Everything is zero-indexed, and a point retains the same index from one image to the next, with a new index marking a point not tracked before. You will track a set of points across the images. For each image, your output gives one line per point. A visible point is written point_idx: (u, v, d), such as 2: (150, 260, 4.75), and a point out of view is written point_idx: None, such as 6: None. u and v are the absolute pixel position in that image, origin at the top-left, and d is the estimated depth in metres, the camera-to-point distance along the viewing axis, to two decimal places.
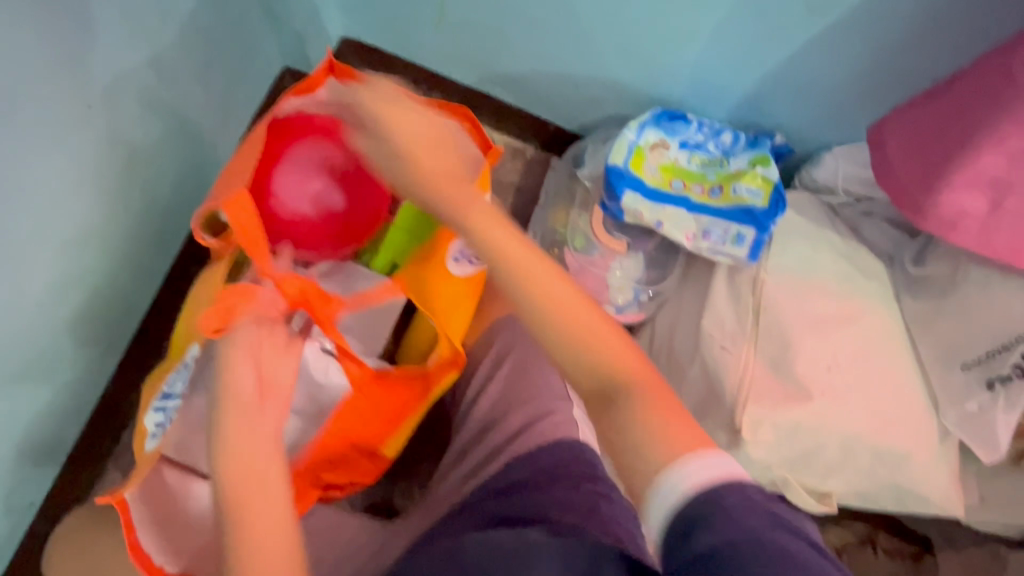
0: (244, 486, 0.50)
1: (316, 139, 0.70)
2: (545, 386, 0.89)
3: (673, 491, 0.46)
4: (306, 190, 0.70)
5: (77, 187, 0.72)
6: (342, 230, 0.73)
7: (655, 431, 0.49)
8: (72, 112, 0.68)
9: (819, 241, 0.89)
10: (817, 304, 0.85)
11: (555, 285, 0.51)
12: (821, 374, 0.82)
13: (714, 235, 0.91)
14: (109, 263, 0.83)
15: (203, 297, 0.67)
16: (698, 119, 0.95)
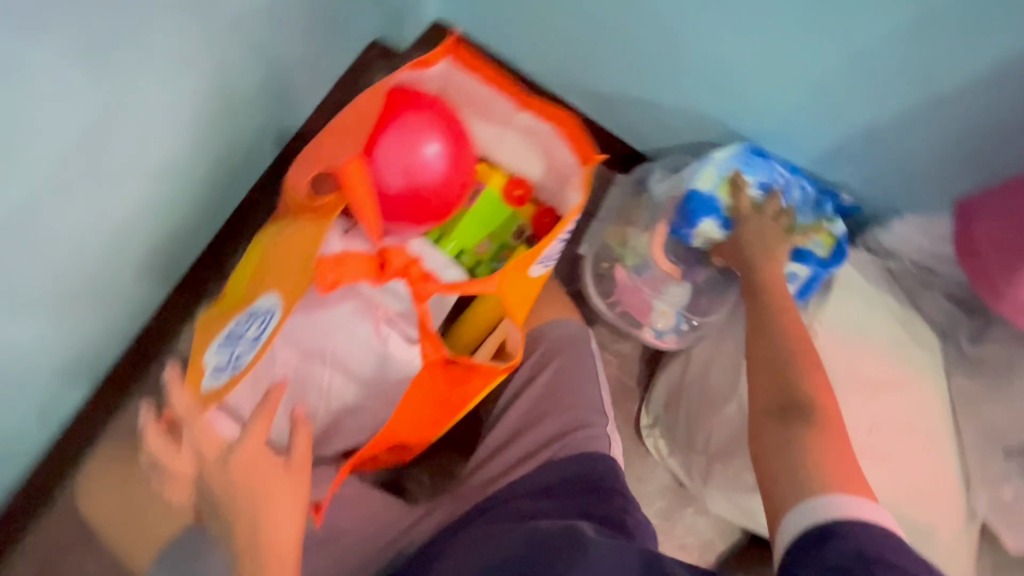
0: (260, 514, 0.55)
1: (420, 116, 0.69)
2: (582, 399, 0.88)
3: (821, 509, 0.52)
4: (398, 164, 0.69)
5: (173, 123, 0.73)
6: (429, 207, 0.72)
7: (827, 463, 0.56)
8: (186, 50, 0.69)
9: (877, 305, 0.89)
10: (869, 365, 0.85)
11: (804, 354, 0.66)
12: (861, 435, 0.82)
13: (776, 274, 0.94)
14: (182, 200, 0.84)
15: (290, 252, 0.67)
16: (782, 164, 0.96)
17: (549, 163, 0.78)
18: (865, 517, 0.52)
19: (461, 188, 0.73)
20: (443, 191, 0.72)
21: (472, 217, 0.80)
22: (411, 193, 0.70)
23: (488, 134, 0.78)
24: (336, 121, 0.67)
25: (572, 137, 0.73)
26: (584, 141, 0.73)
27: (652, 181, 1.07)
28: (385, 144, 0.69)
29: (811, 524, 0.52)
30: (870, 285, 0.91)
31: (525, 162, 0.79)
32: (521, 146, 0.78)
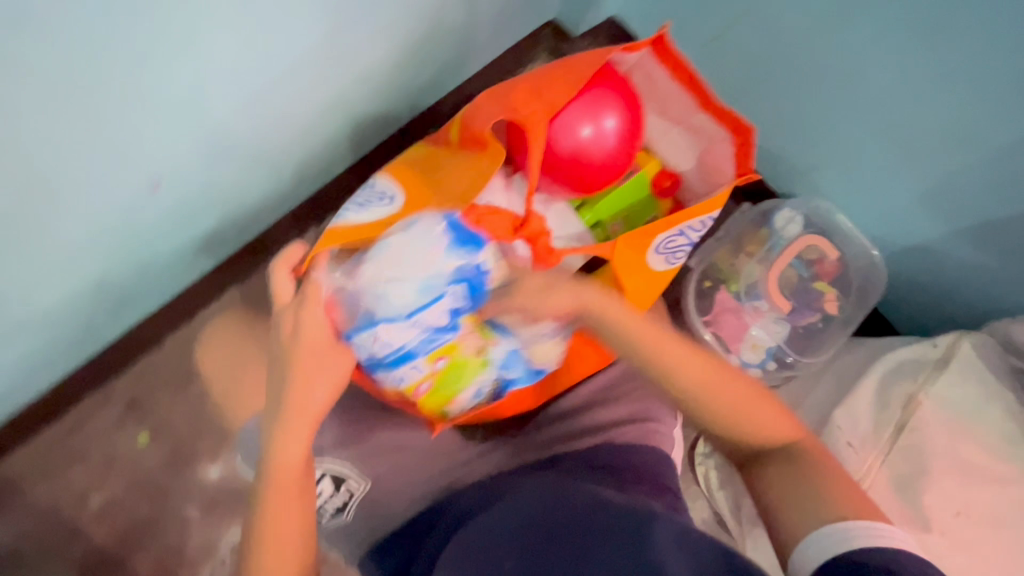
0: (282, 400, 0.62)
1: (609, 93, 0.75)
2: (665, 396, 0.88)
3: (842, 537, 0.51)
4: (579, 129, 0.75)
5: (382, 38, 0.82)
6: (590, 176, 0.77)
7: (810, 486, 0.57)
8: None
9: (995, 394, 0.86)
10: (973, 454, 0.82)
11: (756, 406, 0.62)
12: (947, 515, 0.79)
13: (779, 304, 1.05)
14: (358, 112, 0.92)
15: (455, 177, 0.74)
16: None
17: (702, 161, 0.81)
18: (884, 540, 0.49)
19: (620, 163, 0.78)
20: (607, 162, 0.77)
21: (620, 194, 0.82)
22: (577, 159, 0.76)
23: (653, 124, 0.84)
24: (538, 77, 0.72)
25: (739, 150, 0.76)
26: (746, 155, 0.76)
27: (777, 215, 1.08)
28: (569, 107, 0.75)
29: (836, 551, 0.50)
30: (990, 371, 0.87)
31: (677, 156, 0.83)
32: (682, 142, 0.82)
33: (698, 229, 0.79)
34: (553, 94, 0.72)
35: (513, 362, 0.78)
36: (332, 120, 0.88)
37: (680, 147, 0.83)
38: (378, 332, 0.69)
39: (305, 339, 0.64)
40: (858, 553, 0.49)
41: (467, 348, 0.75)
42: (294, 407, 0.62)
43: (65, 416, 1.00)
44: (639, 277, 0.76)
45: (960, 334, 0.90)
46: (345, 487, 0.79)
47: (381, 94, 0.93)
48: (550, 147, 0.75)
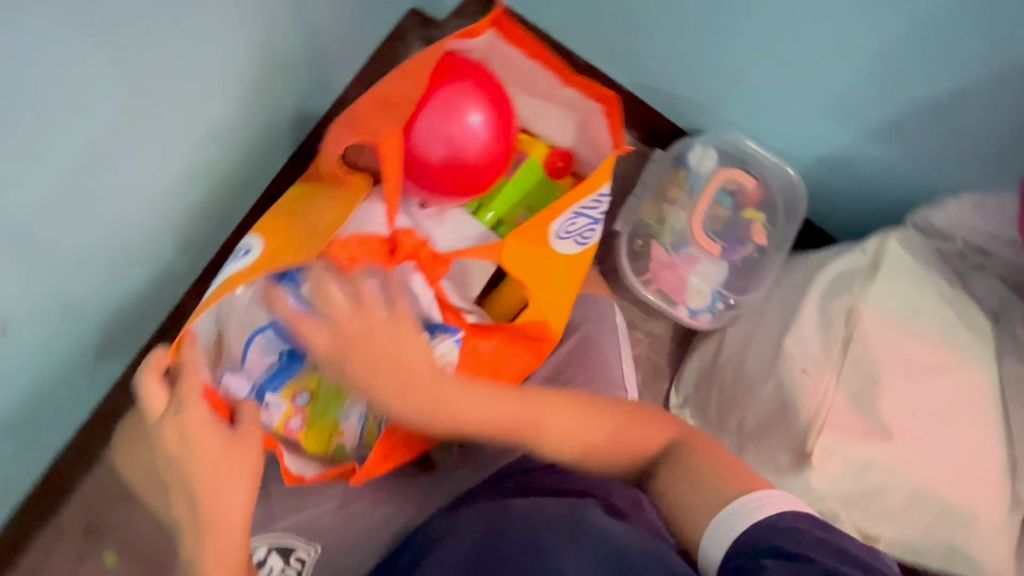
0: (193, 517, 0.55)
1: (465, 87, 0.69)
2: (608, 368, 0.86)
3: (738, 521, 0.49)
4: (441, 135, 0.69)
5: (217, 90, 0.73)
6: (470, 181, 0.72)
7: (699, 475, 0.54)
8: (231, 13, 0.69)
9: (926, 286, 0.87)
10: (917, 349, 0.83)
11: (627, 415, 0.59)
12: (904, 416, 0.81)
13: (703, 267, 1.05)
14: (224, 169, 0.84)
15: (321, 215, 0.66)
16: None
17: (584, 137, 0.77)
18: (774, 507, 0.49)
19: (498, 160, 0.72)
20: (484, 163, 0.71)
21: (513, 185, 0.78)
22: (449, 167, 0.70)
23: (528, 105, 0.78)
24: (384, 90, 0.65)
25: (613, 120, 0.72)
26: (622, 127, 0.72)
27: (690, 156, 1.06)
28: (425, 113, 0.69)
29: (737, 531, 0.48)
30: (916, 263, 0.88)
31: (562, 133, 0.78)
32: (563, 117, 0.77)
33: (598, 206, 0.74)
34: (406, 103, 0.65)
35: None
36: (197, 187, 0.80)
37: (558, 126, 0.78)
38: (232, 378, 0.67)
39: (198, 440, 0.56)
40: (748, 532, 0.48)
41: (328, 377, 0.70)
42: (211, 517, 0.54)
43: (19, 561, 0.94)
44: (543, 268, 0.71)
45: (885, 234, 0.90)
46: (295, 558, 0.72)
47: (245, 142, 0.85)
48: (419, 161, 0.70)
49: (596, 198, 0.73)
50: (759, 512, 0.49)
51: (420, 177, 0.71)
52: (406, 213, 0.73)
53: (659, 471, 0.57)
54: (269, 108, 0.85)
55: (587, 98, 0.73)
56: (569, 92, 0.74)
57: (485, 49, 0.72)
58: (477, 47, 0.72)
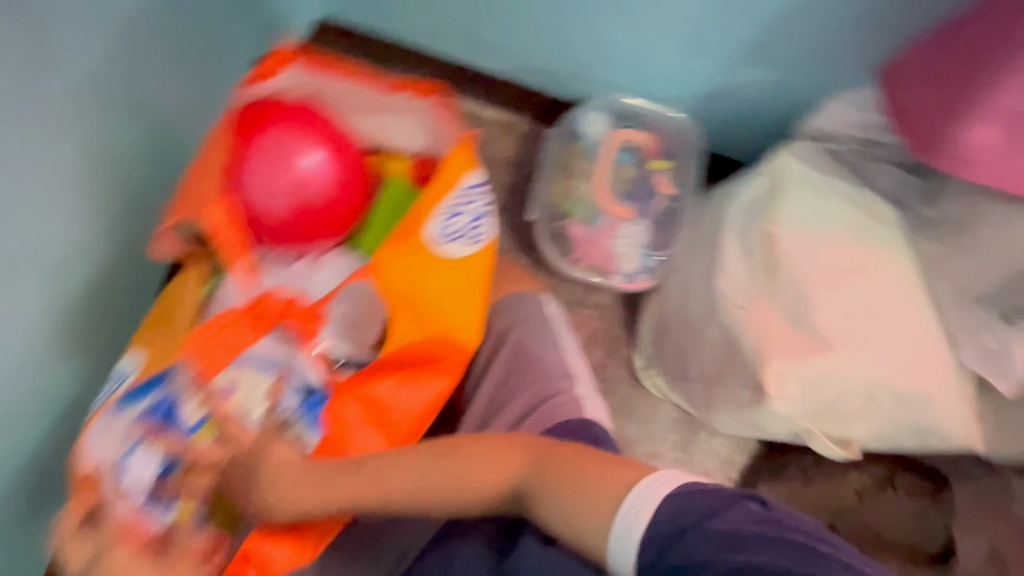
0: None
1: (294, 136, 0.73)
2: (545, 363, 0.89)
3: (636, 513, 0.54)
4: (285, 186, 0.72)
5: (61, 206, 0.72)
6: (330, 216, 0.75)
7: (581, 483, 0.58)
8: (42, 127, 0.67)
9: (828, 190, 0.87)
10: (834, 255, 0.84)
11: (481, 453, 0.62)
12: (838, 322, 0.82)
13: (625, 233, 1.04)
14: (106, 278, 0.82)
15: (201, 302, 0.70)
16: None
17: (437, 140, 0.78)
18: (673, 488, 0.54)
19: (349, 192, 0.75)
20: (334, 197, 0.74)
21: (383, 209, 0.79)
22: (302, 212, 0.74)
23: (371, 129, 0.81)
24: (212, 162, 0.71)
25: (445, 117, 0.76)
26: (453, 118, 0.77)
27: (580, 125, 1.06)
28: (256, 171, 0.72)
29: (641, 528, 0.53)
30: (817, 171, 0.89)
31: (415, 142, 0.80)
32: (408, 127, 0.80)
33: (471, 201, 0.77)
34: (226, 167, 0.72)
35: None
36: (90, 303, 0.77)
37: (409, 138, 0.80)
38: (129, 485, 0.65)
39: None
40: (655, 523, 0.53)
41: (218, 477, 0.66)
42: None
43: None
44: (436, 277, 0.74)
45: (778, 152, 0.91)
46: None
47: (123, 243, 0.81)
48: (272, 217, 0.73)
49: (460, 194, 0.75)
50: (656, 495, 0.54)
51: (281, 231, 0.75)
52: (280, 269, 0.74)
53: (530, 497, 0.60)
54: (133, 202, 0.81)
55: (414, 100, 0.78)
56: (398, 99, 0.79)
57: (302, 86, 0.78)
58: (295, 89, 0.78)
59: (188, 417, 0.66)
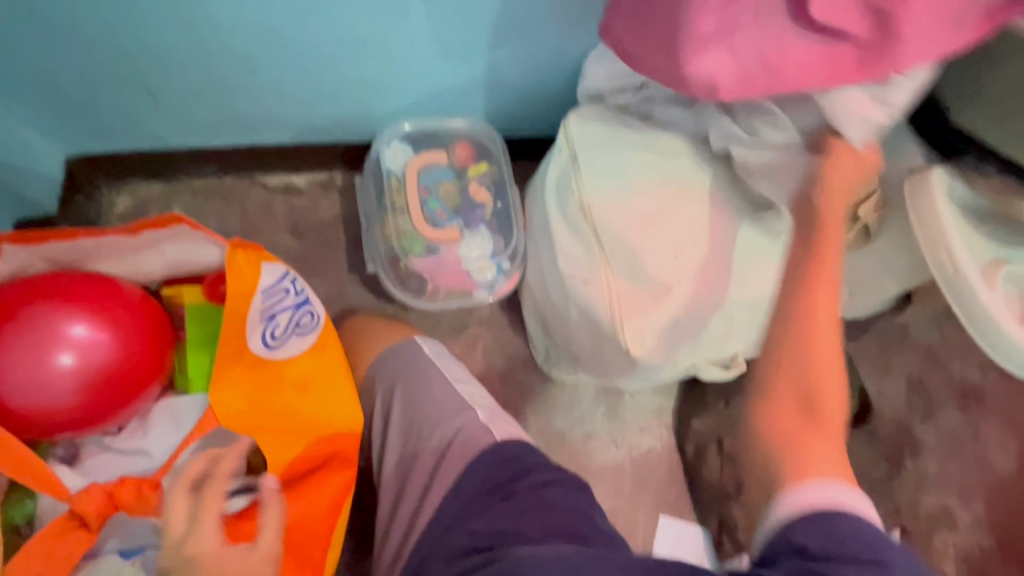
0: None
1: (41, 308, 0.59)
2: (435, 405, 0.84)
3: (789, 503, 0.56)
4: (51, 369, 0.58)
5: None
6: (131, 381, 0.63)
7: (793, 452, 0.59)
8: None
9: (621, 143, 0.90)
10: (644, 201, 0.87)
11: (818, 361, 0.60)
12: (671, 262, 0.85)
13: (468, 251, 1.02)
14: None
15: None
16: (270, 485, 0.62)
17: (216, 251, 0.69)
18: (840, 506, 0.55)
19: (141, 343, 0.64)
20: (126, 359, 0.62)
21: (196, 340, 0.69)
22: (92, 388, 0.60)
23: (142, 263, 0.68)
24: None
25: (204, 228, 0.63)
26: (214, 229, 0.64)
27: (386, 160, 1.03)
28: (4, 368, 0.57)
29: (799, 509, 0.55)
30: (603, 126, 0.90)
31: (198, 259, 0.69)
32: (183, 248, 0.68)
33: (283, 293, 0.67)
34: None
35: None
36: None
37: (188, 258, 0.69)
38: None
39: None
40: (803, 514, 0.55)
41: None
42: None
43: None
44: (278, 386, 0.67)
45: (564, 125, 0.91)
46: None
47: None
48: (54, 415, 0.59)
49: (265, 293, 0.66)
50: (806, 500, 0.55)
51: (73, 423, 0.60)
52: (107, 451, 0.64)
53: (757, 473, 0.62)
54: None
55: (164, 226, 0.63)
56: (150, 234, 0.64)
57: (27, 260, 0.62)
58: (19, 265, 0.62)
59: None
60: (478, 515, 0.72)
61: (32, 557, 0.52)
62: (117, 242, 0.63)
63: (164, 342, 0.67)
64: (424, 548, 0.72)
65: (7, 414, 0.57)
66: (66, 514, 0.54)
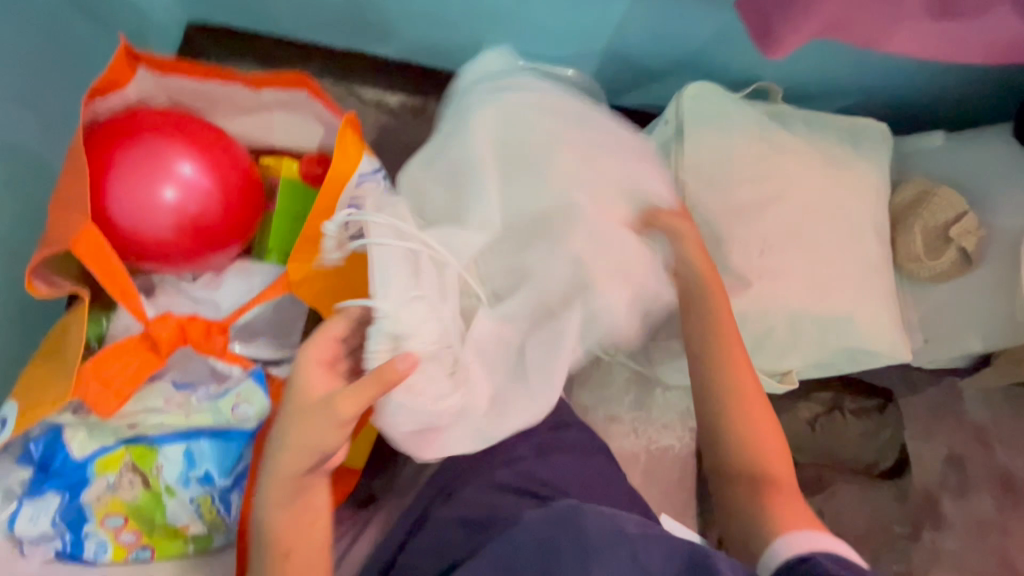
0: None
1: (158, 139, 0.61)
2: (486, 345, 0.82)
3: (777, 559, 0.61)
4: (155, 199, 0.60)
5: None
6: (223, 232, 0.65)
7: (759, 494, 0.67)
8: None
9: (733, 126, 0.86)
10: (743, 191, 0.84)
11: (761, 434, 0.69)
12: (756, 258, 0.82)
13: None
14: None
15: (74, 344, 0.55)
16: (189, 472, 0.56)
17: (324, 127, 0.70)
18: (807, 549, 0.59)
19: (238, 197, 0.65)
20: (223, 208, 0.64)
21: (284, 213, 0.71)
22: (187, 228, 0.62)
23: (251, 127, 0.71)
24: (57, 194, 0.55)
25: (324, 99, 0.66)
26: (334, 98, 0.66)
27: None
28: (117, 184, 0.59)
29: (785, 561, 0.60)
30: (719, 106, 0.87)
31: (302, 136, 0.72)
32: (292, 121, 0.70)
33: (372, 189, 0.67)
34: (96, 190, 0.59)
35: (199, 455, 0.57)
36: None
37: (295, 131, 0.71)
38: (27, 534, 0.53)
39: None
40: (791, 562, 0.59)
41: (129, 493, 0.56)
42: None
43: None
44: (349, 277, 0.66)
45: (678, 96, 0.88)
46: None
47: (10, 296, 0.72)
48: (149, 243, 0.61)
49: (359, 180, 0.66)
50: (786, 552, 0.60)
51: (162, 255, 0.63)
52: (179, 295, 0.67)
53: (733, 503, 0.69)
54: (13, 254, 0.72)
55: (288, 89, 0.66)
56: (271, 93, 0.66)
57: (156, 91, 0.64)
58: (145, 94, 0.64)
59: (76, 452, 0.55)
60: (532, 458, 0.73)
61: (108, 366, 0.54)
62: (238, 93, 0.66)
63: (257, 204, 0.68)
64: (453, 472, 0.73)
65: (110, 229, 0.60)
66: (142, 334, 0.56)
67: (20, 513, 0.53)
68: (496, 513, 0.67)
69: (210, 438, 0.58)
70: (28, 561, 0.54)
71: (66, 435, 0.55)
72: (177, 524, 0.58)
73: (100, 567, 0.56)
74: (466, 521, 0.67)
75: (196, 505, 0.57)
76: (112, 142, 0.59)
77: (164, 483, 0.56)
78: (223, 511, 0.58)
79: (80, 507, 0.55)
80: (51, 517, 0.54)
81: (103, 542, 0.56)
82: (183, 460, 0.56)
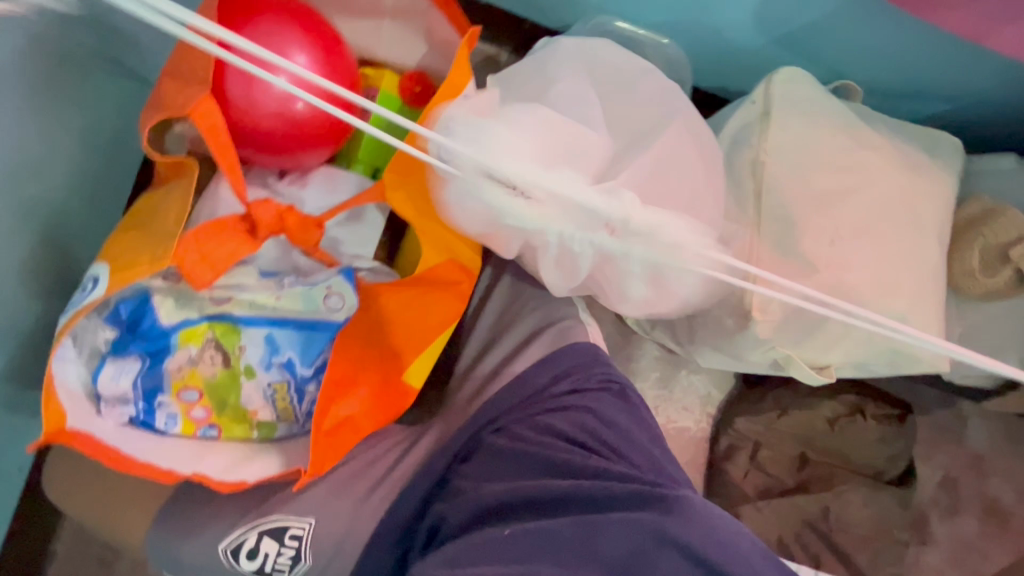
0: (191, 506, 0.60)
1: (278, 27, 0.61)
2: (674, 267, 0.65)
3: None
4: (268, 82, 0.61)
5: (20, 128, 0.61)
6: (323, 131, 0.64)
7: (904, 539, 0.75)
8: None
9: (822, 116, 0.86)
10: (820, 180, 0.84)
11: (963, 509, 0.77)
12: (825, 246, 0.83)
13: None
14: (68, 217, 0.69)
15: (172, 210, 0.55)
16: (273, 358, 0.60)
17: (431, 46, 0.70)
18: None
19: (345, 100, 0.65)
20: (328, 107, 0.63)
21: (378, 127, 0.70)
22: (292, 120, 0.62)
23: (359, 34, 0.72)
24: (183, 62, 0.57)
25: (447, 11, 0.65)
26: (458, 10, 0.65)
27: None
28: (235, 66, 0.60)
29: None
30: (810, 93, 0.87)
31: (406, 51, 0.72)
32: (401, 35, 0.71)
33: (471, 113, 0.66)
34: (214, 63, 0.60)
35: (282, 342, 0.60)
36: (59, 243, 0.69)
37: (402, 45, 0.72)
38: (111, 393, 0.55)
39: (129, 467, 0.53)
40: None
41: (209, 368, 0.59)
42: (177, 498, 0.61)
43: None
44: None
45: (769, 78, 0.87)
46: (289, 536, 0.60)
47: (91, 176, 0.71)
48: (254, 128, 0.61)
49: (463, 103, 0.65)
50: None
51: (263, 143, 0.62)
52: (267, 189, 0.66)
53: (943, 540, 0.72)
54: (96, 132, 0.71)
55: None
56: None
57: None
58: None
59: (165, 319, 0.57)
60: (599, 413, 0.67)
61: (204, 235, 0.54)
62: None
63: (358, 113, 0.68)
64: (501, 406, 0.68)
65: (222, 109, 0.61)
66: (240, 216, 0.56)
67: (107, 373, 0.55)
68: (568, 461, 0.62)
69: (295, 327, 0.60)
70: (103, 421, 0.54)
71: (154, 301, 0.56)
72: (247, 407, 0.60)
73: (170, 437, 0.57)
74: (528, 462, 0.63)
75: (271, 391, 0.60)
76: (237, 18, 0.60)
77: (246, 361, 0.59)
78: (295, 401, 0.61)
79: (160, 375, 0.57)
80: (132, 380, 0.56)
81: (174, 414, 0.58)
82: (269, 344, 0.59)
